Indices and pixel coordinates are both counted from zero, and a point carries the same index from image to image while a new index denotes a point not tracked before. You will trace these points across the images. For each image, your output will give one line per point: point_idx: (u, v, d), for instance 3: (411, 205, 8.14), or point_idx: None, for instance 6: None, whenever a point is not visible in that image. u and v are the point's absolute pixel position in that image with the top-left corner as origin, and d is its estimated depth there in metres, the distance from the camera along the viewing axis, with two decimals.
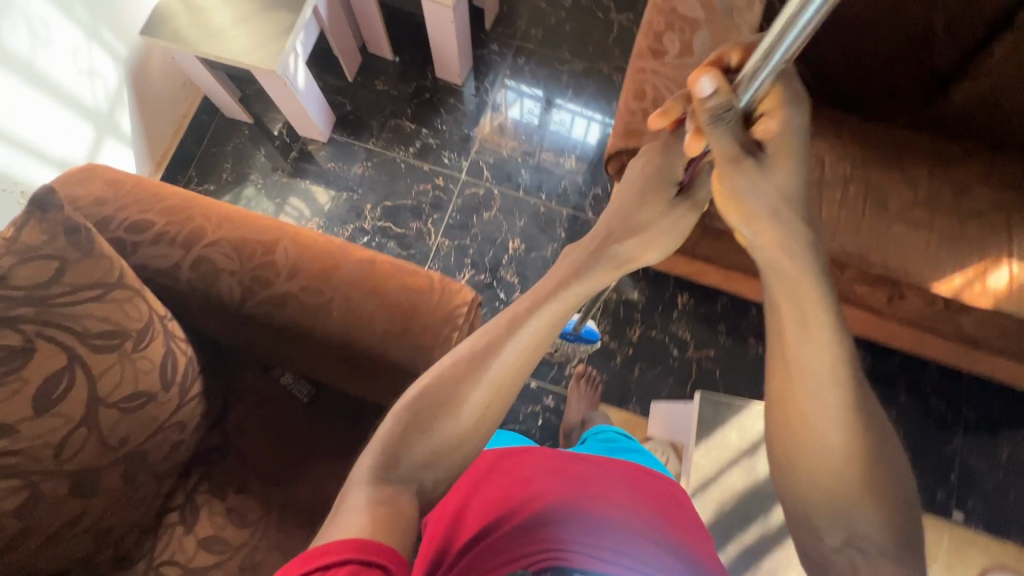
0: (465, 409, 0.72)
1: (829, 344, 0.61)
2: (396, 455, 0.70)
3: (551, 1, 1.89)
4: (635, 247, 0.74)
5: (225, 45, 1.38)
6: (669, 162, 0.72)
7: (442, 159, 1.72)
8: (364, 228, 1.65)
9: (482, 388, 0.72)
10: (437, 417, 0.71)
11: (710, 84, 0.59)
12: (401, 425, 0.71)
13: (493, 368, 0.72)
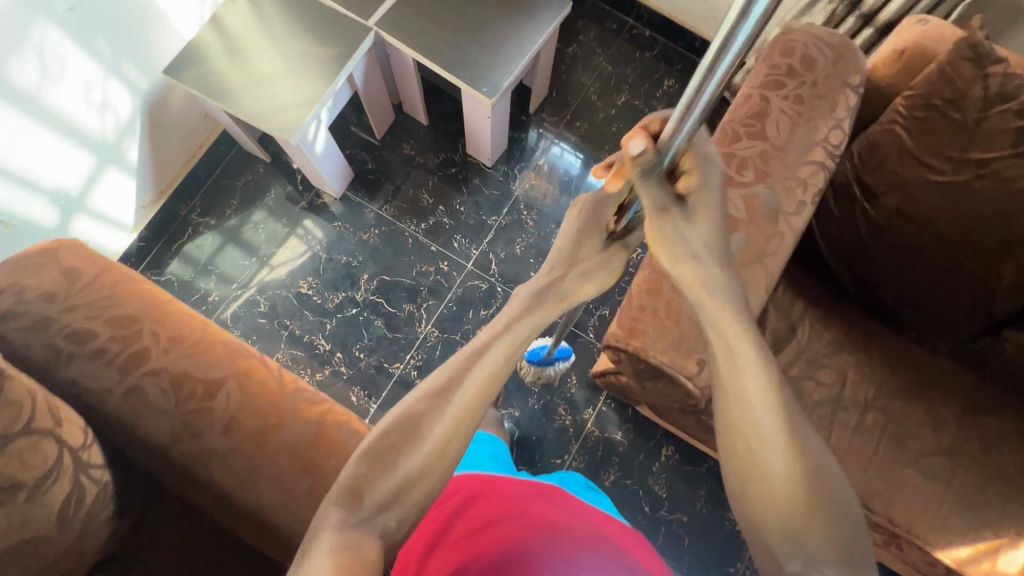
0: (425, 443, 0.72)
1: (756, 370, 0.67)
2: (355, 498, 0.69)
3: (603, 96, 1.81)
4: (574, 282, 0.82)
5: (248, 102, 1.31)
6: (600, 208, 0.82)
7: (452, 243, 1.64)
8: (356, 299, 1.58)
9: (441, 418, 0.73)
10: (396, 451, 0.71)
11: (639, 144, 0.65)
12: (361, 465, 0.70)
13: (454, 399, 0.74)
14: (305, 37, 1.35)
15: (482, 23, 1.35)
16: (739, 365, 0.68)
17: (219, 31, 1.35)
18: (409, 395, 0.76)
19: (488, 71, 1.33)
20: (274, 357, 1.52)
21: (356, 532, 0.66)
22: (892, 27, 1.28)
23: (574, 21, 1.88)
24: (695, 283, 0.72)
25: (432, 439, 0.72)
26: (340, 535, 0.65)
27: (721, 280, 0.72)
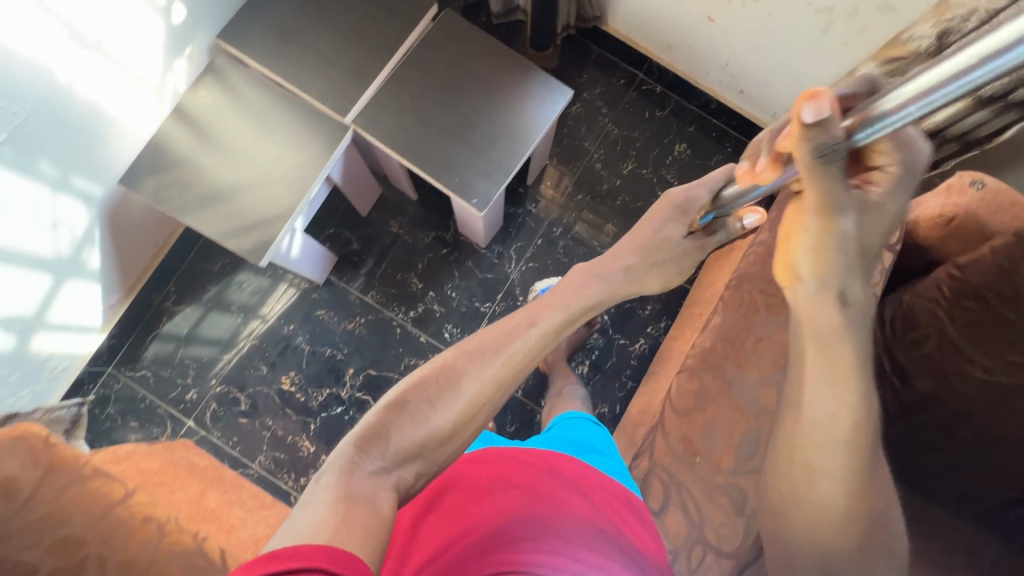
0: (454, 404, 0.75)
1: (852, 406, 0.63)
2: (378, 441, 0.69)
3: (608, 163, 1.66)
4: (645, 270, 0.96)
5: (214, 215, 1.18)
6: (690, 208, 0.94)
7: (442, 332, 1.54)
8: (341, 396, 1.49)
9: (470, 381, 0.77)
10: (429, 406, 0.73)
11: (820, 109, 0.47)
12: (390, 410, 0.72)
13: (489, 369, 0.78)
14: (276, 135, 1.22)
15: (474, 119, 1.22)
16: (833, 395, 0.64)
17: (181, 130, 1.21)
18: (446, 354, 0.79)
19: (477, 178, 1.20)
20: (256, 459, 1.46)
21: (374, 479, 0.66)
22: (938, 135, 1.13)
23: (578, 74, 1.71)
24: (823, 305, 0.62)
25: (466, 397, 0.76)
26: (357, 481, 0.64)
27: (861, 304, 0.62)
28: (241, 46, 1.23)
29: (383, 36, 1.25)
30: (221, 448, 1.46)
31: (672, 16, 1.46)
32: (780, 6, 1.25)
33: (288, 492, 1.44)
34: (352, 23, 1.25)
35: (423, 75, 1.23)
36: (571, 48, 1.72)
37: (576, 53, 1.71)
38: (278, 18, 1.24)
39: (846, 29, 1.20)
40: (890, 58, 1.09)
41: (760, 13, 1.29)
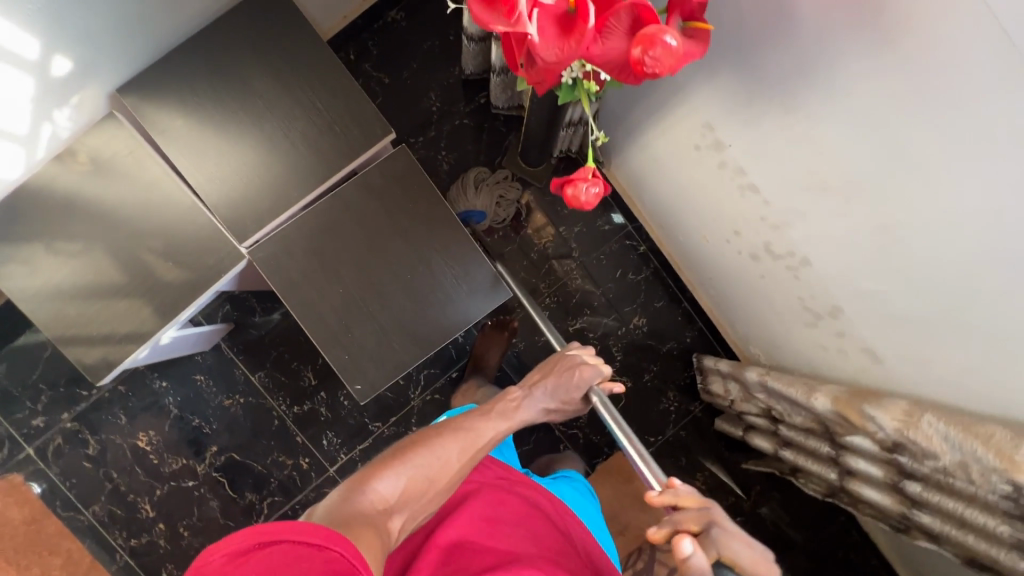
0: (445, 457, 0.80)
1: None
2: (381, 475, 0.73)
3: (556, 314, 1.51)
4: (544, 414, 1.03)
5: (59, 316, 1.00)
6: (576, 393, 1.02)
7: (322, 439, 1.44)
8: (195, 471, 1.42)
9: (462, 439, 0.85)
10: (427, 463, 0.78)
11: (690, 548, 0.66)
12: (390, 455, 0.77)
13: (477, 437, 0.87)
14: (154, 233, 1.02)
15: (388, 293, 1.05)
16: None
17: (44, 195, 1.00)
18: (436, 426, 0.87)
19: (369, 362, 1.05)
20: (90, 507, 1.39)
21: (376, 503, 0.69)
22: (864, 498, 1.02)
23: (563, 203, 1.50)
24: None
25: (453, 467, 0.81)
26: (361, 503, 0.67)
27: None
28: (148, 119, 1.02)
29: (320, 159, 1.05)
30: (56, 485, 1.38)
31: (670, 207, 1.26)
32: (771, 279, 1.07)
33: (115, 549, 1.39)
34: (288, 131, 1.04)
35: (349, 221, 1.04)
36: (565, 171, 1.50)
37: (569, 178, 1.50)
38: (199, 97, 1.03)
39: (823, 343, 1.05)
40: (845, 415, 0.96)
41: (752, 270, 1.12)
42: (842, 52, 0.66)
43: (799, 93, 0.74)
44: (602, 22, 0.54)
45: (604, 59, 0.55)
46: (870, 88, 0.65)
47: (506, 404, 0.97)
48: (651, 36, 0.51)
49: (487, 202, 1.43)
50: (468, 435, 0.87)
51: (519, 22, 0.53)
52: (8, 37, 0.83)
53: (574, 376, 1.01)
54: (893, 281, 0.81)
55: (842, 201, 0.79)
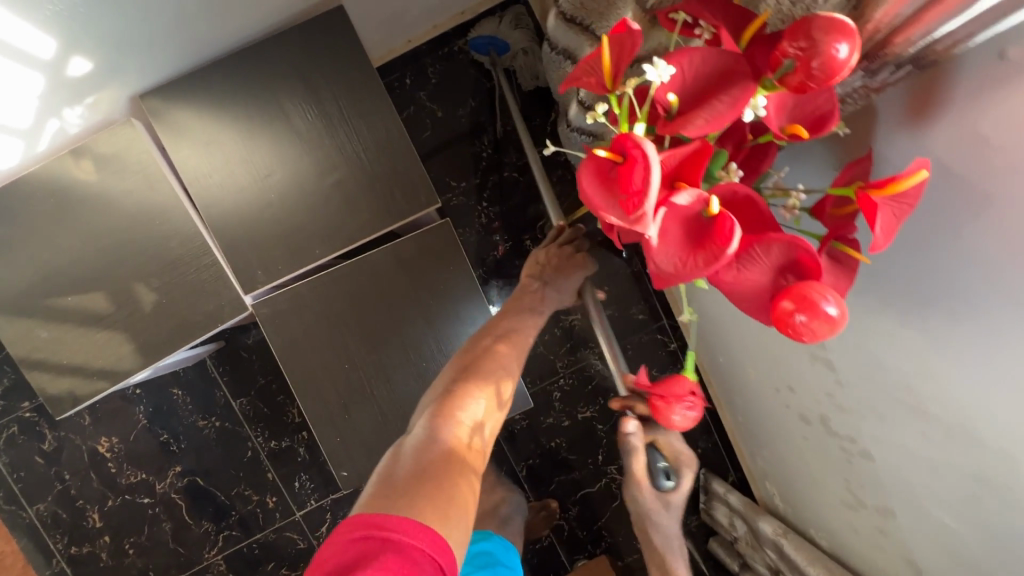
0: (508, 382, 0.77)
1: None
2: (456, 408, 0.69)
3: (567, 397, 1.40)
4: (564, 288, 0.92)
5: (32, 335, 0.89)
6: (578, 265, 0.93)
7: (294, 481, 1.34)
8: (154, 488, 1.32)
9: (520, 356, 0.82)
10: (484, 376, 0.75)
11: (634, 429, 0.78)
12: (457, 384, 0.73)
13: (517, 333, 0.84)
14: (151, 262, 0.90)
15: (397, 378, 0.94)
16: None
17: (37, 197, 0.88)
18: (475, 337, 0.83)
19: (360, 451, 0.94)
20: (34, 505, 1.29)
21: (461, 437, 0.66)
22: None
23: (598, 283, 1.38)
24: None
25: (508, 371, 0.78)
26: (447, 440, 0.65)
27: None
28: (171, 137, 0.90)
29: (349, 216, 0.93)
30: (1, 476, 1.27)
31: (719, 326, 1.15)
32: (818, 446, 0.96)
33: (52, 554, 1.29)
34: (323, 178, 0.92)
35: (370, 291, 0.93)
36: (609, 249, 1.37)
37: (611, 256, 1.38)
38: (232, 120, 0.91)
39: (858, 531, 0.95)
40: None
41: (796, 427, 1.01)
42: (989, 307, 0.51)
43: (919, 319, 0.61)
44: (743, 247, 0.42)
45: (734, 286, 0.44)
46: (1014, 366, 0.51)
47: (531, 297, 0.90)
48: (807, 296, 0.39)
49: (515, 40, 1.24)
50: (506, 334, 0.83)
51: (639, 223, 0.40)
52: (20, 36, 0.71)
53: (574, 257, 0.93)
54: (973, 535, 0.67)
55: (933, 435, 0.67)
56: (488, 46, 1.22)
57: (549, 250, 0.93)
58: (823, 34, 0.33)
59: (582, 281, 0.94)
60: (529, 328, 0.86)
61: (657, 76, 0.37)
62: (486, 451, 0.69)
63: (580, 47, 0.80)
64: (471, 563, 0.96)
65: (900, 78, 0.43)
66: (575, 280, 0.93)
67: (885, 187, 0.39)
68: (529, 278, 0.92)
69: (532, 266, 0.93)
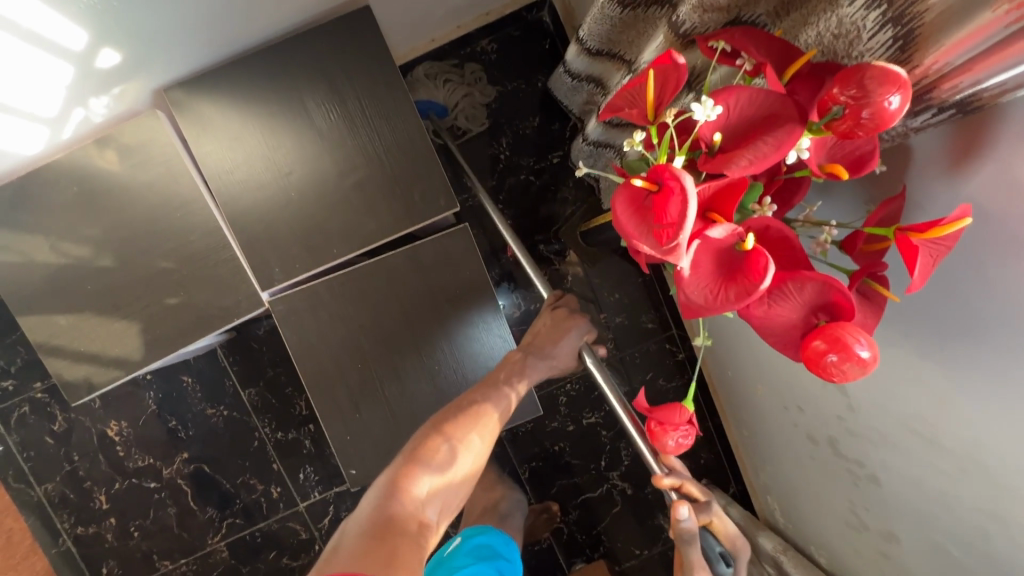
0: (469, 451, 0.76)
1: None
2: (407, 479, 0.69)
3: (573, 403, 1.41)
4: (557, 352, 0.92)
5: (50, 322, 0.90)
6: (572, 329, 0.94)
7: (299, 473, 1.35)
8: (160, 474, 1.33)
9: (486, 426, 0.79)
10: (447, 446, 0.74)
11: (686, 515, 0.74)
12: (412, 451, 0.72)
13: (490, 406, 0.82)
14: (170, 254, 0.91)
15: (409, 380, 0.94)
16: None
17: (60, 186, 0.89)
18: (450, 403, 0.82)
19: (370, 450, 0.94)
20: (43, 485, 1.30)
21: (411, 511, 0.66)
22: None
23: (609, 290, 1.38)
24: None
25: (473, 444, 0.76)
26: (394, 514, 0.65)
27: None
28: (193, 131, 0.90)
29: (368, 216, 0.92)
30: (11, 455, 1.29)
31: (730, 341, 1.15)
32: (825, 466, 0.97)
33: (58, 533, 1.31)
34: (342, 177, 0.92)
35: (386, 293, 0.93)
36: (622, 257, 1.37)
37: (624, 265, 1.37)
38: (255, 115, 0.91)
39: (860, 553, 0.95)
40: None
41: (803, 446, 1.02)
42: (1011, 349, 0.50)
43: (937, 352, 0.61)
44: (777, 282, 0.42)
45: (763, 321, 0.44)
46: None
47: (513, 365, 0.89)
48: (840, 337, 0.40)
49: (451, 99, 1.29)
50: (477, 405, 0.81)
51: (672, 254, 0.40)
52: (48, 25, 0.72)
53: (568, 326, 0.94)
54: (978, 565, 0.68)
55: (945, 466, 0.67)
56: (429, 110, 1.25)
57: (543, 320, 0.97)
58: (875, 84, 0.34)
59: (580, 342, 0.94)
60: (502, 393, 0.85)
61: (704, 115, 0.39)
62: (438, 527, 0.68)
63: (606, 72, 0.84)
64: (471, 555, 0.97)
65: (939, 122, 0.42)
66: (573, 342, 0.93)
67: (926, 231, 0.39)
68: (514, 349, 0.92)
69: (533, 334, 0.95)
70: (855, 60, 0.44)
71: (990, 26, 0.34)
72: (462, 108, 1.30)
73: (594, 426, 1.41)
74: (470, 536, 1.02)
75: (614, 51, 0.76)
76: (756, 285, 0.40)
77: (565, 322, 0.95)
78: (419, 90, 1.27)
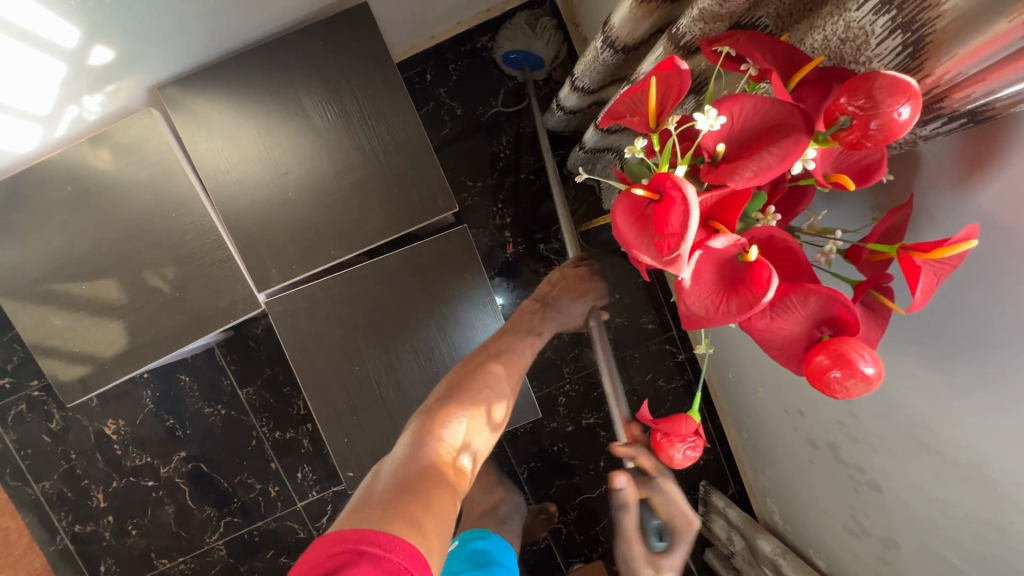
0: (498, 402, 0.77)
1: None
2: (443, 423, 0.69)
3: (572, 403, 1.40)
4: (572, 311, 0.91)
5: (44, 323, 0.89)
6: (590, 288, 0.92)
7: (297, 472, 1.35)
8: (158, 472, 1.33)
9: (507, 375, 0.81)
10: (474, 394, 0.75)
11: (620, 484, 0.72)
12: (447, 398, 0.74)
13: (511, 356, 0.83)
14: (166, 255, 0.90)
15: (407, 381, 0.94)
16: None
17: (53, 185, 0.88)
18: (470, 356, 0.83)
19: (367, 452, 0.94)
20: (40, 482, 1.30)
21: (445, 453, 0.66)
22: None
23: (610, 290, 1.37)
24: None
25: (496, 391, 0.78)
26: (429, 455, 0.65)
27: None
28: (189, 129, 0.89)
29: (365, 217, 0.91)
30: (8, 453, 1.29)
31: (731, 342, 1.14)
32: (825, 471, 0.96)
33: (56, 531, 1.31)
34: (340, 176, 0.91)
35: (385, 293, 0.93)
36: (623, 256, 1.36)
37: (625, 265, 1.36)
38: (251, 113, 0.89)
39: (859, 558, 0.94)
40: None
41: (803, 449, 1.01)
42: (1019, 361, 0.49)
43: (942, 361, 0.60)
44: (779, 295, 0.41)
45: (765, 334, 0.43)
46: None
47: (531, 317, 0.89)
48: (843, 353, 0.39)
49: (550, 49, 1.23)
50: (498, 355, 0.82)
51: (673, 265, 0.38)
52: (42, 24, 0.72)
53: (582, 286, 0.92)
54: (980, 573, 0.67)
55: (948, 475, 0.66)
56: (520, 61, 1.25)
57: (563, 272, 0.94)
58: (885, 95, 0.33)
59: (591, 307, 0.92)
60: (520, 343, 0.86)
61: (708, 124, 0.38)
62: (471, 470, 0.69)
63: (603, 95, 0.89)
64: (468, 560, 0.97)
65: (949, 131, 0.41)
66: (584, 305, 0.92)
67: (930, 251, 0.38)
68: (530, 300, 0.91)
69: (547, 288, 0.92)
70: (863, 65, 0.42)
71: (1005, 37, 0.33)
72: (560, 59, 1.28)
73: (594, 427, 1.41)
74: (468, 540, 1.02)
75: (617, 78, 0.80)
76: (758, 297, 0.39)
77: (580, 279, 0.93)
78: (518, 38, 1.22)
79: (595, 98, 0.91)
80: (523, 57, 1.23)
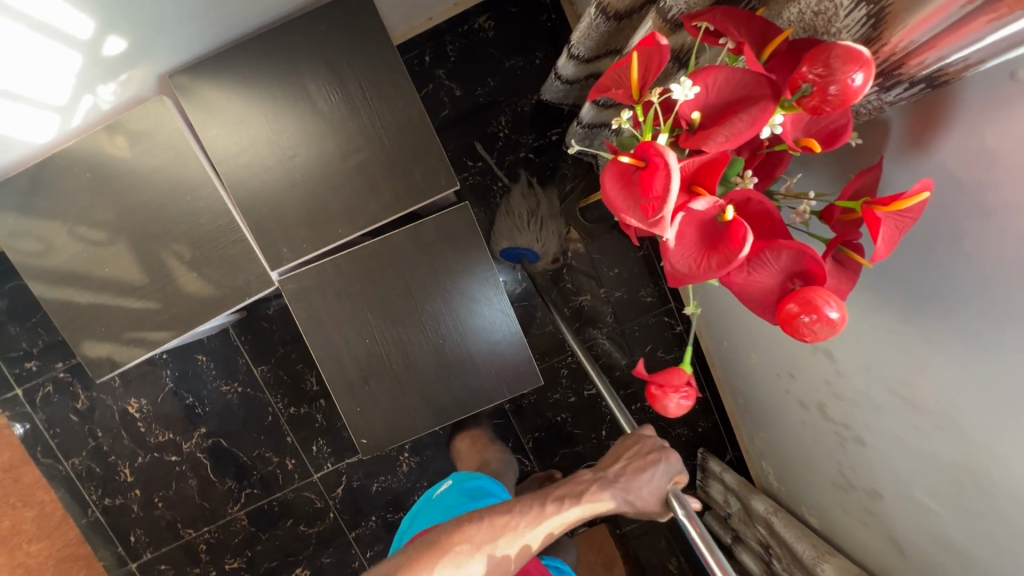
0: (490, 558, 0.77)
1: None
2: (415, 565, 0.75)
3: (575, 375, 1.45)
4: (629, 488, 0.80)
5: (70, 303, 0.94)
6: (650, 464, 0.81)
7: (313, 446, 1.42)
8: (180, 447, 1.40)
9: (509, 541, 0.79)
10: (458, 551, 0.77)
11: None
12: (435, 541, 0.78)
13: (524, 527, 0.80)
14: (180, 236, 0.94)
15: (414, 352, 0.98)
16: None
17: (73, 172, 0.92)
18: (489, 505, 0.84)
19: (378, 421, 0.99)
20: (69, 459, 1.37)
21: None
22: None
23: (609, 266, 1.41)
24: None
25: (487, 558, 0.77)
26: None
27: None
28: (199, 116, 0.92)
29: (371, 197, 0.95)
30: (38, 432, 1.35)
31: (725, 311, 1.18)
32: (815, 430, 1.01)
33: (87, 504, 1.38)
34: (346, 157, 0.95)
35: (391, 270, 0.97)
36: (621, 232, 1.39)
37: (623, 241, 1.40)
38: (260, 97, 0.93)
39: (847, 510, 1.00)
40: None
41: (795, 411, 1.06)
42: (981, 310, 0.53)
43: (917, 319, 0.64)
44: (755, 251, 0.45)
45: (744, 288, 0.47)
46: (1009, 363, 0.53)
47: (577, 484, 0.84)
48: (811, 300, 0.43)
49: (546, 246, 1.35)
50: (508, 519, 0.80)
51: (657, 227, 0.42)
52: (57, 15, 0.75)
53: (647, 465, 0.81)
54: (951, 511, 0.72)
55: (923, 424, 0.71)
56: (518, 254, 1.33)
57: (632, 445, 0.84)
58: (840, 63, 0.37)
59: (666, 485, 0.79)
60: (546, 509, 0.82)
61: (683, 94, 0.41)
62: None
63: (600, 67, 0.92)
64: (466, 494, 1.04)
65: (910, 96, 0.45)
66: (655, 480, 0.79)
67: (888, 204, 0.42)
68: (587, 472, 0.85)
69: (610, 457, 0.85)
70: (833, 37, 0.45)
71: (948, 8, 0.36)
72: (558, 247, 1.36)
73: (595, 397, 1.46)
74: (464, 479, 1.08)
75: (611, 48, 0.83)
76: (736, 252, 0.43)
77: (641, 456, 0.82)
78: (512, 237, 1.34)
79: (590, 70, 0.94)
80: (520, 251, 1.33)
